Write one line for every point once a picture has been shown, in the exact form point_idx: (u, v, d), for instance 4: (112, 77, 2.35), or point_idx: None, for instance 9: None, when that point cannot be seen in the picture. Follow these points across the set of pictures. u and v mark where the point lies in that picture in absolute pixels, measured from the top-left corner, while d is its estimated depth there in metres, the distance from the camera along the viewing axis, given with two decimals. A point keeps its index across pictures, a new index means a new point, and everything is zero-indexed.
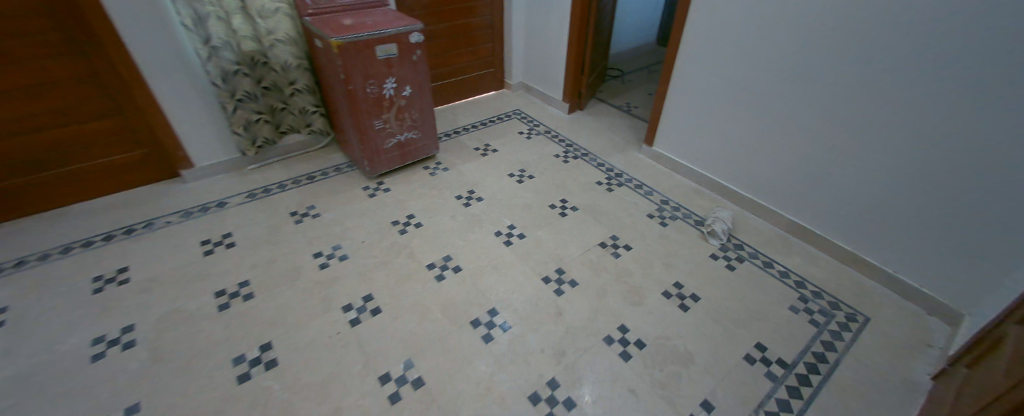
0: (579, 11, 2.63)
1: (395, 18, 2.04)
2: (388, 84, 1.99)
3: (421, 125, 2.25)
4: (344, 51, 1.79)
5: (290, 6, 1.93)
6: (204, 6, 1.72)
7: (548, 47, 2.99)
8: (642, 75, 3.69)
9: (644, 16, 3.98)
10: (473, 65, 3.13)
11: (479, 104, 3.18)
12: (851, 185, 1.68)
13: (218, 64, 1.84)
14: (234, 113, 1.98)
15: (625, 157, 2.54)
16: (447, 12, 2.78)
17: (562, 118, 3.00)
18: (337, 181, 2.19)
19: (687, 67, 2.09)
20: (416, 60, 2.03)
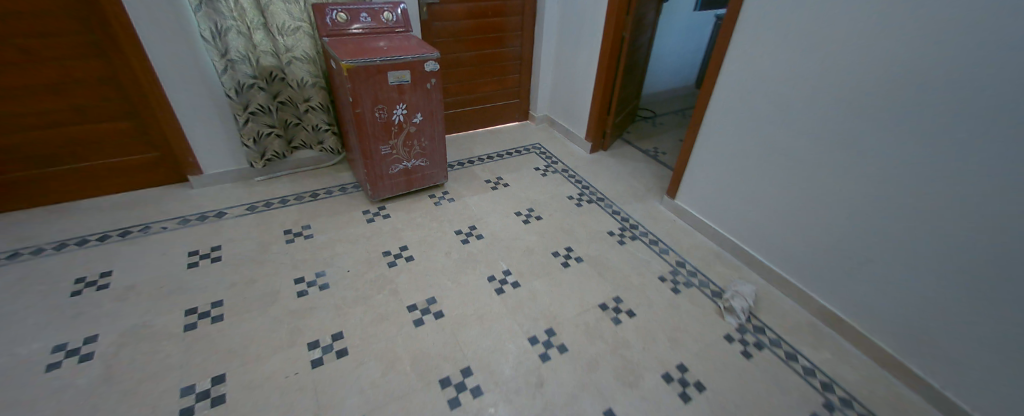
0: (608, 50, 2.53)
1: (413, 44, 2.01)
2: (397, 110, 1.95)
3: (429, 153, 2.19)
4: (354, 74, 1.76)
5: (310, 25, 1.94)
6: (225, 21, 1.76)
7: (575, 83, 2.91)
8: (675, 120, 3.52)
9: (682, 57, 3.83)
10: (498, 95, 3.08)
11: (499, 134, 3.11)
12: (894, 277, 1.45)
13: (233, 76, 1.87)
14: (245, 125, 1.99)
15: (643, 208, 2.37)
16: (476, 41, 2.76)
17: (583, 158, 2.87)
18: (340, 202, 2.15)
19: (718, 120, 1.93)
20: (429, 88, 1.99)
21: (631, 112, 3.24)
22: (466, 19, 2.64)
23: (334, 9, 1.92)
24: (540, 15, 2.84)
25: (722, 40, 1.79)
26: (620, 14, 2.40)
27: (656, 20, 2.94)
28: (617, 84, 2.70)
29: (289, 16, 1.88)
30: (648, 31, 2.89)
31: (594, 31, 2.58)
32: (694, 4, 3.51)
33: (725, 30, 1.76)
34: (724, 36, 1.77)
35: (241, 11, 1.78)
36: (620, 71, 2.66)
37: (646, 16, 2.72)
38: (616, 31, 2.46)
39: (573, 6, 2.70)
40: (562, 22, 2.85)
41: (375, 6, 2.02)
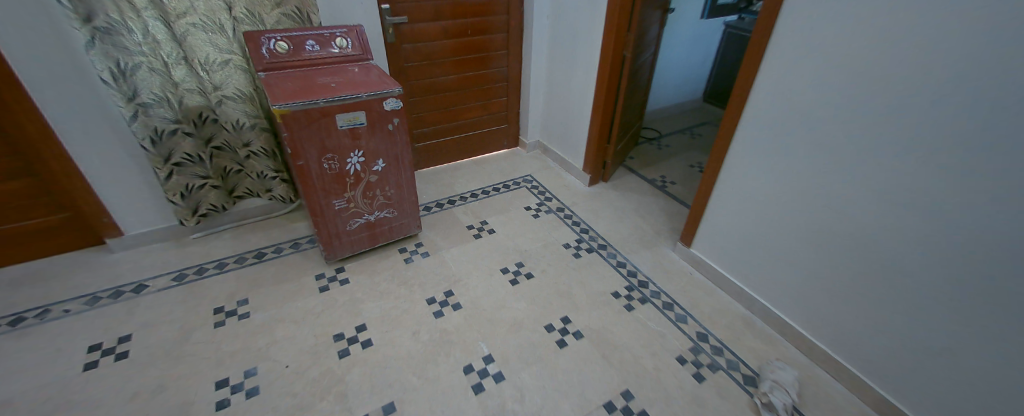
0: (605, 72, 2.20)
1: (373, 77, 1.67)
2: (352, 158, 1.60)
3: (396, 203, 1.84)
4: (290, 120, 1.41)
5: (243, 57, 1.61)
6: (131, 58, 1.43)
7: (569, 107, 2.57)
8: (682, 141, 3.19)
9: (688, 70, 3.48)
10: (483, 122, 2.74)
11: (486, 165, 2.77)
12: (1007, 389, 1.07)
13: (146, 122, 1.53)
14: (168, 179, 1.65)
15: (652, 257, 2.01)
16: (455, 63, 2.42)
17: (582, 192, 2.52)
18: (291, 264, 1.81)
19: (740, 162, 1.58)
20: (392, 130, 1.65)
21: (633, 135, 2.90)
22: (441, 40, 2.30)
23: (272, 37, 1.59)
24: (528, 32, 2.51)
25: (746, 66, 1.43)
26: (620, 31, 2.07)
27: (659, 34, 2.60)
28: (618, 109, 2.36)
29: (214, 47, 1.54)
30: (651, 47, 2.56)
31: (591, 50, 2.24)
32: (699, 12, 3.18)
33: (751, 55, 1.41)
34: (748, 62, 1.42)
35: (151, 44, 1.45)
36: (622, 95, 2.31)
37: (648, 31, 2.38)
38: (615, 51, 2.12)
39: (565, 21, 2.36)
40: (553, 40, 2.51)
41: (325, 32, 1.68)
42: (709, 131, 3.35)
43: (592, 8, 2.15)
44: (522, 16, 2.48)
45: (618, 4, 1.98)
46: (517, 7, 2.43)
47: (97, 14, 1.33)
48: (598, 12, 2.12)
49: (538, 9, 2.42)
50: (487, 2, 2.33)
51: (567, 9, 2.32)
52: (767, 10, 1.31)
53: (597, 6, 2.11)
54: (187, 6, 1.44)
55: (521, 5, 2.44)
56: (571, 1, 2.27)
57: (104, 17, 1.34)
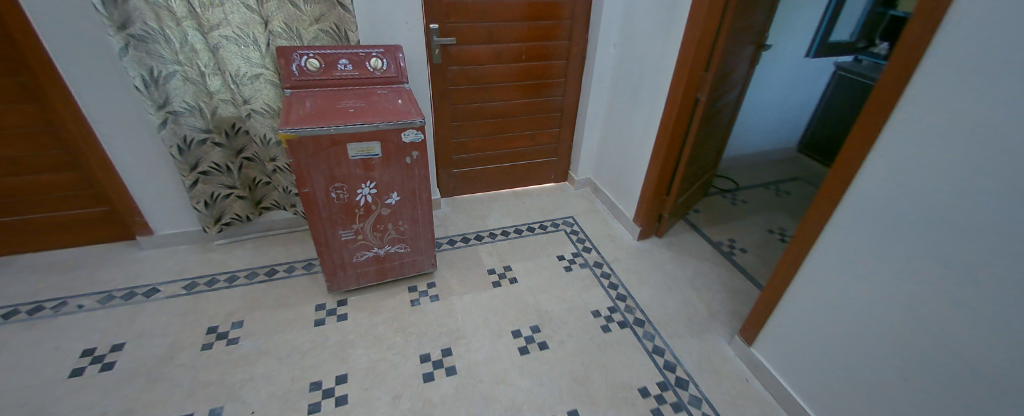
0: (673, 117, 1.86)
1: (400, 102, 1.52)
2: (362, 188, 1.47)
3: (411, 239, 1.69)
4: (297, 147, 1.30)
5: (274, 72, 1.55)
6: (165, 66, 1.43)
7: (626, 148, 2.26)
8: (760, 198, 2.72)
9: (782, 115, 2.97)
10: (530, 152, 2.53)
11: (526, 199, 2.56)
12: None
13: (175, 130, 1.53)
14: (193, 186, 1.66)
15: (700, 347, 1.64)
16: (505, 90, 2.24)
17: (628, 247, 2.18)
18: (298, 287, 1.74)
19: (834, 258, 1.19)
20: (410, 163, 1.49)
21: (702, 186, 2.49)
22: (492, 65, 2.13)
23: (304, 54, 1.52)
24: (590, 60, 2.26)
25: (861, 134, 1.08)
26: (696, 70, 1.73)
27: (748, 74, 2.20)
28: (684, 159, 2.00)
29: (245, 61, 1.50)
30: (735, 89, 2.17)
31: (660, 87, 1.92)
32: (805, 50, 2.70)
33: (871, 121, 1.05)
34: (862, 130, 1.07)
35: (187, 54, 1.45)
36: (691, 143, 1.95)
37: (734, 71, 2.00)
38: (688, 93, 1.79)
39: (634, 52, 2.07)
40: (617, 71, 2.23)
41: (361, 52, 1.58)
42: (797, 190, 2.83)
43: (664, 40, 1.84)
44: (587, 42, 2.24)
45: (697, 39, 1.65)
46: (580, 33, 2.20)
47: (134, 22, 1.34)
48: (672, 47, 1.80)
49: (604, 36, 2.15)
50: (548, 26, 2.12)
51: (637, 38, 2.03)
52: (902, 67, 0.97)
53: (672, 38, 1.79)
54: (222, 18, 1.41)
55: (585, 31, 2.20)
56: (642, 30, 1.98)
57: (140, 25, 1.35)
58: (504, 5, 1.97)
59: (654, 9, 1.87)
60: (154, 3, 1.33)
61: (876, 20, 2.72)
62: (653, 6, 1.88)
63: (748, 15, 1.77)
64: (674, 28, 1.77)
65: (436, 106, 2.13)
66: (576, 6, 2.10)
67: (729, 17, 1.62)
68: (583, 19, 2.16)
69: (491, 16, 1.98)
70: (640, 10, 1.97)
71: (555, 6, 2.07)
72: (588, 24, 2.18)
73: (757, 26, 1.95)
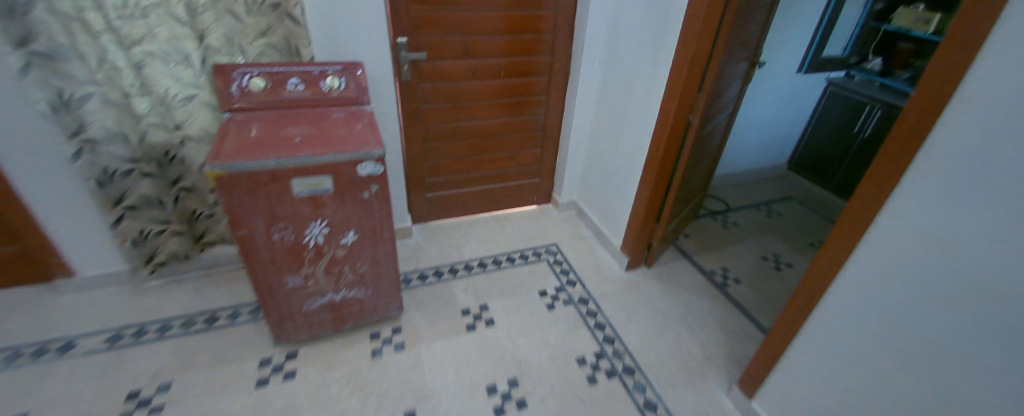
0: (665, 140, 1.70)
1: (359, 128, 1.32)
2: (312, 227, 1.25)
3: (372, 281, 1.48)
4: (228, 185, 1.08)
5: (214, 93, 1.31)
6: (79, 88, 1.19)
7: (614, 171, 2.10)
8: (750, 221, 2.60)
9: (773, 133, 2.87)
10: (510, 173, 2.36)
11: (506, 224, 2.37)
12: None
13: (93, 161, 1.29)
14: (119, 223, 1.43)
15: (695, 400, 1.47)
16: (482, 108, 2.06)
17: (614, 279, 2.02)
18: (242, 337, 1.53)
19: (844, 316, 1.05)
20: (368, 198, 1.28)
21: (692, 209, 2.35)
22: (468, 81, 1.95)
23: (247, 72, 1.30)
24: (574, 77, 2.10)
25: (870, 178, 0.93)
26: (689, 91, 1.58)
27: (741, 92, 2.07)
28: (675, 185, 1.85)
29: (177, 80, 1.26)
30: (728, 108, 2.03)
31: (650, 108, 1.76)
32: (797, 66, 2.60)
33: (884, 163, 0.90)
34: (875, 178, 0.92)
35: (107, 73, 1.21)
36: (682, 168, 1.80)
37: (727, 90, 1.86)
38: (679, 115, 1.64)
39: (622, 69, 1.91)
40: (604, 88, 2.08)
41: (313, 69, 1.37)
42: (787, 211, 2.73)
43: (654, 58, 1.69)
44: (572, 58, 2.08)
45: (690, 58, 1.50)
46: (563, 48, 2.04)
47: (37, 36, 1.10)
48: (662, 65, 1.65)
49: (588, 51, 2.00)
50: (529, 40, 1.96)
51: (624, 54, 1.87)
52: (929, 102, 0.81)
53: (663, 56, 1.64)
54: (146, 31, 1.19)
55: (569, 46, 2.05)
56: (630, 45, 1.82)
57: (45, 41, 1.11)
58: (480, 17, 1.80)
59: (643, 23, 1.72)
60: (63, 14, 1.10)
61: (870, 35, 2.63)
62: (642, 19, 1.72)
63: (743, 31, 1.63)
64: (666, 45, 1.61)
65: (406, 126, 1.93)
66: (560, 19, 1.95)
67: (724, 34, 1.48)
68: (567, 33, 2.00)
69: (466, 29, 1.80)
70: (627, 24, 1.82)
71: (537, 19, 1.91)
72: (573, 39, 2.03)
73: (752, 42, 1.82)
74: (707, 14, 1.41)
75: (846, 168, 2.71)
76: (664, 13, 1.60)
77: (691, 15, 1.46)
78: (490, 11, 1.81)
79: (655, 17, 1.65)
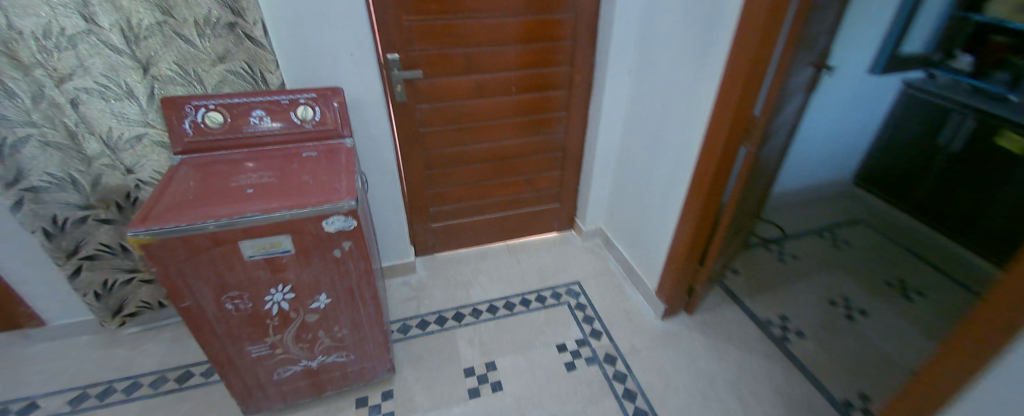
0: (711, 173, 1.38)
1: (329, 169, 1.11)
2: (272, 294, 1.04)
3: (354, 345, 1.26)
4: (160, 252, 0.88)
5: (164, 132, 1.15)
6: (13, 130, 1.03)
7: (646, 200, 1.79)
8: (810, 252, 2.22)
9: (837, 146, 2.44)
10: (526, 199, 2.09)
11: (522, 256, 2.10)
12: None
13: (38, 210, 1.14)
14: (76, 276, 1.28)
15: None
16: (491, 129, 1.81)
17: (648, 329, 1.71)
18: (213, 401, 1.34)
19: None
20: (340, 256, 1.05)
21: (741, 241, 2.00)
22: (473, 99, 1.70)
23: (201, 105, 1.11)
24: (598, 91, 1.81)
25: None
26: (743, 112, 1.26)
27: (804, 105, 1.70)
28: (723, 224, 1.52)
29: (121, 119, 1.11)
30: (789, 126, 1.66)
31: (692, 130, 1.45)
32: (869, 67, 2.18)
33: None
34: None
35: (44, 111, 1.05)
36: (732, 204, 1.46)
37: (787, 105, 1.51)
38: (730, 143, 1.31)
39: (655, 82, 1.60)
40: (634, 105, 1.77)
41: (281, 99, 1.18)
42: (856, 239, 2.32)
43: (696, 71, 1.38)
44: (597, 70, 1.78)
45: (743, 73, 1.18)
46: (586, 57, 1.76)
47: None
48: (708, 81, 1.33)
49: (613, 62, 1.70)
50: (545, 50, 1.69)
51: (658, 66, 1.57)
52: None
53: (709, 69, 1.32)
54: (77, 64, 1.01)
55: (591, 56, 1.76)
56: (665, 55, 1.51)
57: None
58: (483, 26, 1.55)
59: (681, 28, 1.41)
60: None
61: (958, 27, 2.15)
62: (679, 24, 1.41)
63: (810, 33, 1.29)
64: (711, 56, 1.30)
65: (404, 152, 1.72)
66: (579, 25, 1.66)
67: (790, 41, 1.15)
68: (589, 40, 1.72)
69: (468, 40, 1.56)
70: (661, 29, 1.51)
71: (552, 26, 1.63)
72: (595, 48, 1.74)
73: (819, 44, 1.45)
74: (769, 16, 1.09)
75: (929, 186, 2.26)
76: (708, 16, 1.28)
77: (747, 18, 1.14)
78: (495, 19, 1.55)
79: (697, 21, 1.33)
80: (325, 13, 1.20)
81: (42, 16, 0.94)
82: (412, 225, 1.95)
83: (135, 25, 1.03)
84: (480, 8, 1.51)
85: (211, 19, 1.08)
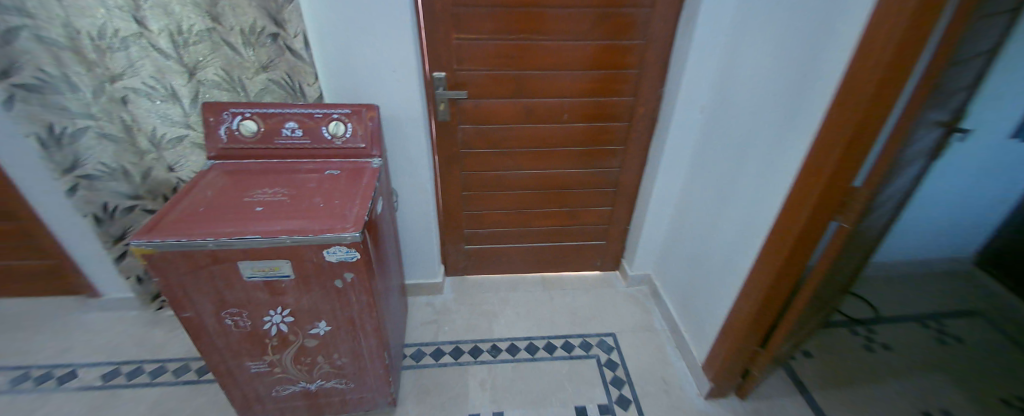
0: (787, 248, 1.13)
1: (346, 192, 1.06)
2: (270, 315, 0.99)
3: (354, 374, 1.18)
4: (162, 264, 0.86)
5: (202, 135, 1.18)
6: (73, 121, 1.12)
7: (704, 256, 1.54)
8: (909, 344, 1.82)
9: (964, 218, 1.97)
10: (568, 232, 1.93)
11: (556, 293, 1.93)
12: None
13: (91, 197, 1.22)
14: (122, 260, 1.35)
15: None
16: (537, 157, 1.67)
17: (687, 409, 1.46)
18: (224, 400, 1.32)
19: None
20: (341, 287, 0.98)
21: (819, 320, 1.66)
22: (521, 124, 1.58)
23: (239, 113, 1.13)
24: (662, 126, 1.59)
25: None
26: (840, 179, 1.00)
27: (923, 171, 1.34)
28: (796, 308, 1.24)
29: (165, 119, 1.15)
30: (901, 195, 1.32)
31: (770, 189, 1.20)
32: None
33: None
34: None
35: (102, 106, 1.12)
36: (812, 288, 1.19)
37: (905, 171, 1.20)
38: (818, 216, 1.06)
39: (731, 124, 1.36)
40: (704, 146, 1.53)
41: (315, 113, 1.16)
42: (971, 335, 1.86)
43: (783, 120, 1.13)
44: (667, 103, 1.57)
45: (847, 132, 0.93)
46: (653, 88, 1.55)
47: (22, 68, 1.02)
48: (801, 136, 1.07)
49: (683, 96, 1.47)
50: (606, 77, 1.51)
51: (736, 106, 1.33)
52: None
53: (802, 120, 1.07)
54: (127, 65, 1.07)
55: (660, 86, 1.55)
56: (747, 95, 1.27)
57: (32, 72, 1.03)
58: (537, 48, 1.42)
59: (770, 66, 1.17)
60: (51, 43, 1.01)
61: None
62: (768, 60, 1.17)
63: (950, 87, 0.98)
64: (806, 105, 1.05)
65: (441, 170, 1.65)
66: (648, 52, 1.47)
67: (916, 101, 0.89)
68: (659, 69, 1.51)
69: (521, 62, 1.45)
70: (746, 64, 1.27)
71: (616, 51, 1.46)
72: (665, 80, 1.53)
73: (956, 101, 1.12)
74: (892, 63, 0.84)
75: None
76: (809, 54, 1.03)
77: (862, 65, 0.89)
78: (552, 41, 1.42)
79: (792, 60, 1.09)
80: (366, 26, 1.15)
81: (98, 17, 1.00)
82: (445, 244, 1.87)
83: (185, 30, 1.07)
84: (536, 28, 1.38)
85: (255, 29, 1.11)
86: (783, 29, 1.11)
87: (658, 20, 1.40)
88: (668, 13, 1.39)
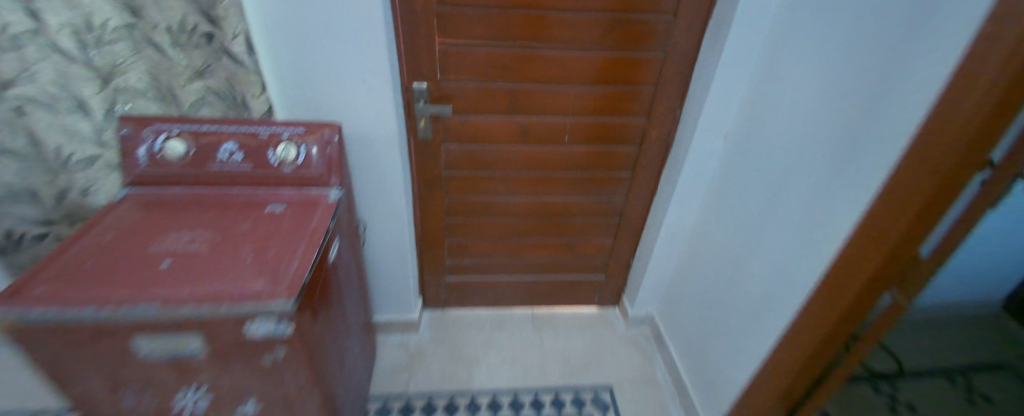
0: (830, 323, 0.92)
1: (289, 234, 0.88)
2: (182, 397, 0.79)
3: None
4: (30, 342, 0.67)
5: (118, 151, 0.98)
6: None
7: (719, 310, 1.34)
8: (934, 404, 1.62)
9: (1004, 265, 1.78)
10: (563, 265, 1.72)
11: (547, 334, 1.73)
12: None
13: None
14: None
15: None
16: (528, 183, 1.47)
17: None
18: None
19: None
20: (272, 364, 0.78)
21: None
22: (515, 146, 1.38)
23: (165, 132, 0.93)
24: (677, 154, 1.39)
25: None
26: (908, 249, 0.79)
27: None
28: (829, 389, 1.03)
29: (68, 132, 0.86)
30: None
31: (807, 247, 0.99)
32: None
33: None
34: None
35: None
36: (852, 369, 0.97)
37: None
38: (870, 289, 0.86)
39: (760, 161, 1.15)
40: (724, 181, 1.33)
41: (261, 133, 0.97)
42: (1003, 395, 1.67)
43: (828, 166, 0.92)
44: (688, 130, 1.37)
45: (919, 197, 0.74)
46: (670, 110, 1.35)
47: None
48: (855, 191, 0.86)
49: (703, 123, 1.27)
50: (617, 96, 1.31)
51: (767, 141, 1.13)
52: None
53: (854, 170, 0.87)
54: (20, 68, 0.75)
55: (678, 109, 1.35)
56: (782, 129, 1.07)
57: None
58: (535, 60, 1.22)
59: (817, 97, 0.96)
60: None
61: None
62: (814, 89, 0.96)
63: None
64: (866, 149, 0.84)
65: (419, 194, 1.44)
66: (669, 69, 1.26)
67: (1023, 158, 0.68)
68: (679, 90, 1.31)
69: (519, 75, 1.24)
70: (785, 92, 1.06)
71: (628, 66, 1.25)
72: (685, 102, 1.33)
73: None
74: (988, 124, 0.65)
75: None
76: (873, 89, 0.82)
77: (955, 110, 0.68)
78: (553, 53, 1.21)
79: (847, 93, 0.88)
80: (326, 39, 1.02)
81: None
82: (424, 274, 1.67)
83: (97, 27, 0.83)
84: (536, 37, 1.18)
85: (186, 26, 0.96)
86: (837, 53, 0.90)
87: (680, 32, 1.19)
88: (692, 25, 1.18)
